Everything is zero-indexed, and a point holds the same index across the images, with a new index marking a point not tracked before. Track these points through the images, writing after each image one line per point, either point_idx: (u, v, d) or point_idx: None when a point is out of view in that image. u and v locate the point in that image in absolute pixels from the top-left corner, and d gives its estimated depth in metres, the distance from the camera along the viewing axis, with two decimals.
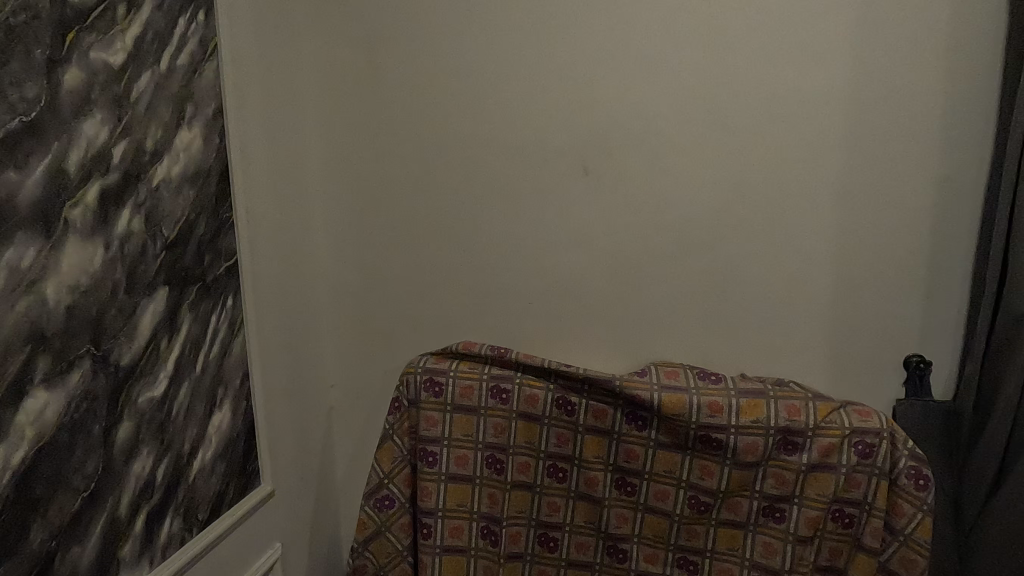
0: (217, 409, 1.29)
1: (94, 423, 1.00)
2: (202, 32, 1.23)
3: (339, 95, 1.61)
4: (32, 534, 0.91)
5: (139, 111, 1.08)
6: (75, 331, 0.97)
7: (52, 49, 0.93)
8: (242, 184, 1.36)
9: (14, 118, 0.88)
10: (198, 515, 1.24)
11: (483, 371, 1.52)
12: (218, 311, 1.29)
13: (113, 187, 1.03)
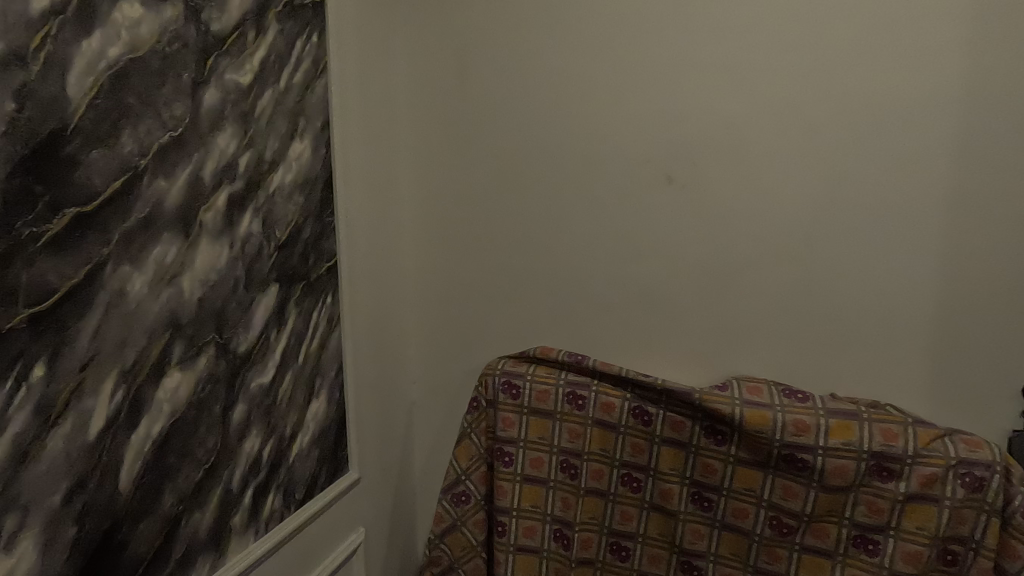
0: (314, 398, 1.39)
1: (214, 403, 1.12)
2: (315, 51, 1.35)
3: (430, 106, 1.70)
4: (165, 497, 1.03)
5: (261, 125, 1.21)
6: (202, 321, 1.09)
7: (196, 72, 1.06)
8: (343, 190, 1.47)
9: (166, 133, 1.01)
10: (295, 493, 1.35)
11: (559, 376, 1.55)
12: (319, 307, 1.40)
13: (238, 193, 1.16)
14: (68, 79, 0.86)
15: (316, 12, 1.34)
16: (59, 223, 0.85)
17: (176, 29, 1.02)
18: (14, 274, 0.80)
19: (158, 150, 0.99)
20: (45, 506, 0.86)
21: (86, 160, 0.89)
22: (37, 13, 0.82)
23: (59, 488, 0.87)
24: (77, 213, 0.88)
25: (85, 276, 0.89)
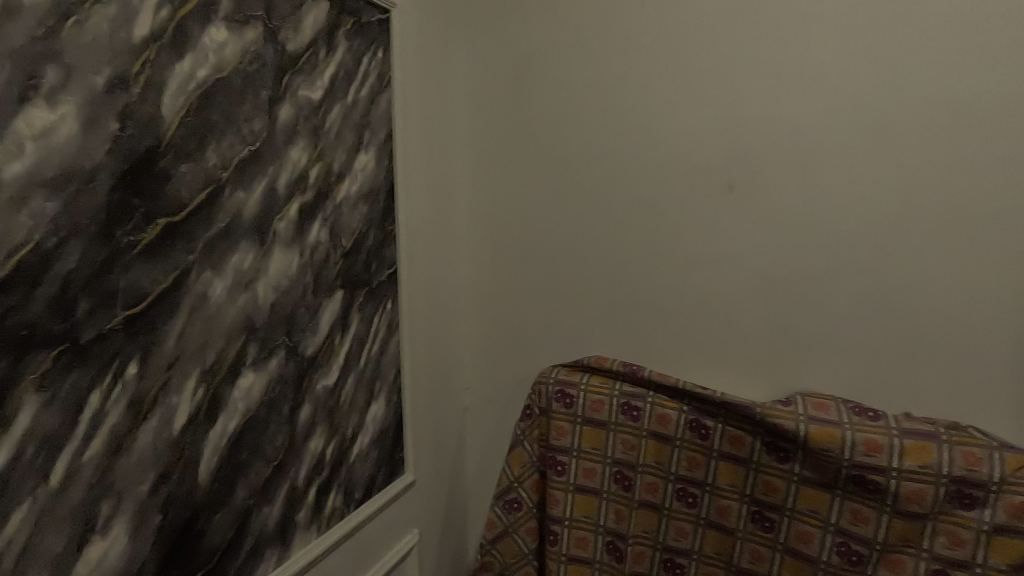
0: (374, 401, 1.44)
1: (283, 403, 1.18)
2: (381, 67, 1.40)
3: (487, 117, 1.73)
4: (237, 491, 1.09)
5: (330, 138, 1.27)
6: (274, 324, 1.15)
7: (273, 90, 1.12)
8: (404, 199, 1.52)
9: (245, 148, 1.07)
10: (355, 493, 1.39)
11: (614, 386, 1.54)
12: (380, 312, 1.44)
13: (308, 204, 1.22)
14: (162, 99, 0.93)
15: (382, 29, 1.40)
16: (152, 232, 0.92)
17: (257, 50, 1.09)
18: (113, 279, 0.87)
19: (238, 164, 1.06)
20: (134, 495, 0.92)
21: (176, 174, 0.95)
22: (138, 39, 0.89)
23: (147, 479, 0.94)
24: (167, 222, 0.94)
25: (173, 281, 0.96)
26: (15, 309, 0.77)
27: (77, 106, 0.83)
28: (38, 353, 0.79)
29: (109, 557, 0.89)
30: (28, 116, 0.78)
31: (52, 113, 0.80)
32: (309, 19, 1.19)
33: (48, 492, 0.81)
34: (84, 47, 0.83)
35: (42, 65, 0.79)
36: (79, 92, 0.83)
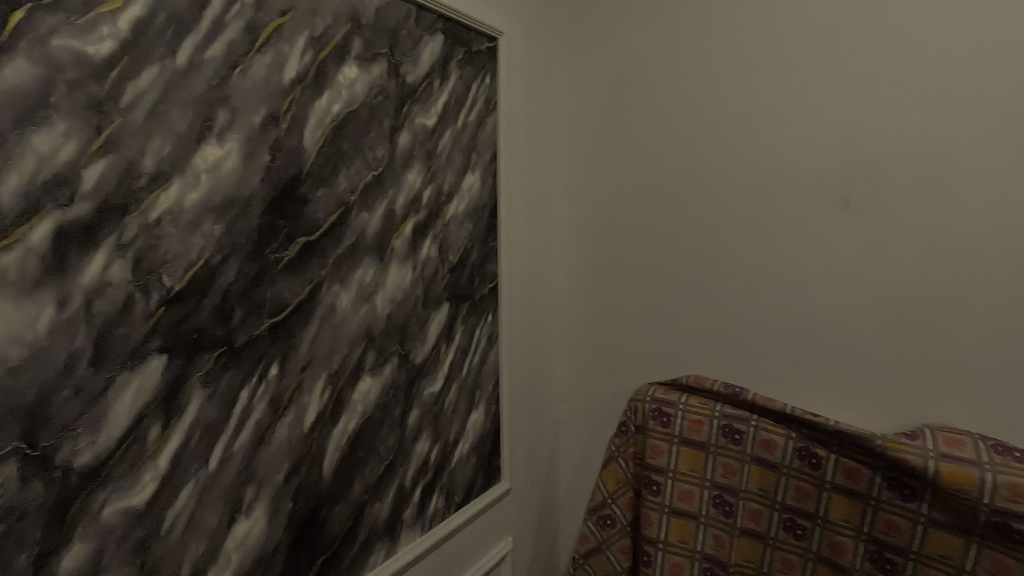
0: (474, 409, 1.50)
1: (395, 407, 1.27)
2: (488, 92, 1.48)
3: (586, 135, 1.76)
4: (354, 486, 1.19)
5: (441, 161, 1.35)
6: (389, 334, 1.25)
7: (394, 119, 1.23)
8: (506, 216, 1.58)
9: (370, 172, 1.18)
10: (455, 496, 1.46)
11: (714, 408, 1.50)
12: (481, 325, 1.51)
13: (421, 222, 1.31)
14: (304, 133, 1.06)
15: (490, 56, 1.48)
16: (293, 250, 1.05)
17: (382, 84, 1.19)
18: (262, 291, 1.00)
19: (363, 188, 1.17)
20: (272, 482, 1.04)
21: (313, 198, 1.08)
22: (288, 82, 1.02)
23: (282, 469, 1.05)
24: (305, 241, 1.06)
25: (308, 293, 1.08)
26: (189, 316, 0.90)
27: (239, 142, 0.96)
28: (205, 354, 0.93)
29: (251, 535, 1.01)
30: (203, 152, 0.91)
31: (221, 149, 0.93)
32: (427, 52, 1.29)
33: (208, 474, 0.94)
34: (246, 92, 0.96)
35: (214, 109, 0.92)
36: (241, 130, 0.96)
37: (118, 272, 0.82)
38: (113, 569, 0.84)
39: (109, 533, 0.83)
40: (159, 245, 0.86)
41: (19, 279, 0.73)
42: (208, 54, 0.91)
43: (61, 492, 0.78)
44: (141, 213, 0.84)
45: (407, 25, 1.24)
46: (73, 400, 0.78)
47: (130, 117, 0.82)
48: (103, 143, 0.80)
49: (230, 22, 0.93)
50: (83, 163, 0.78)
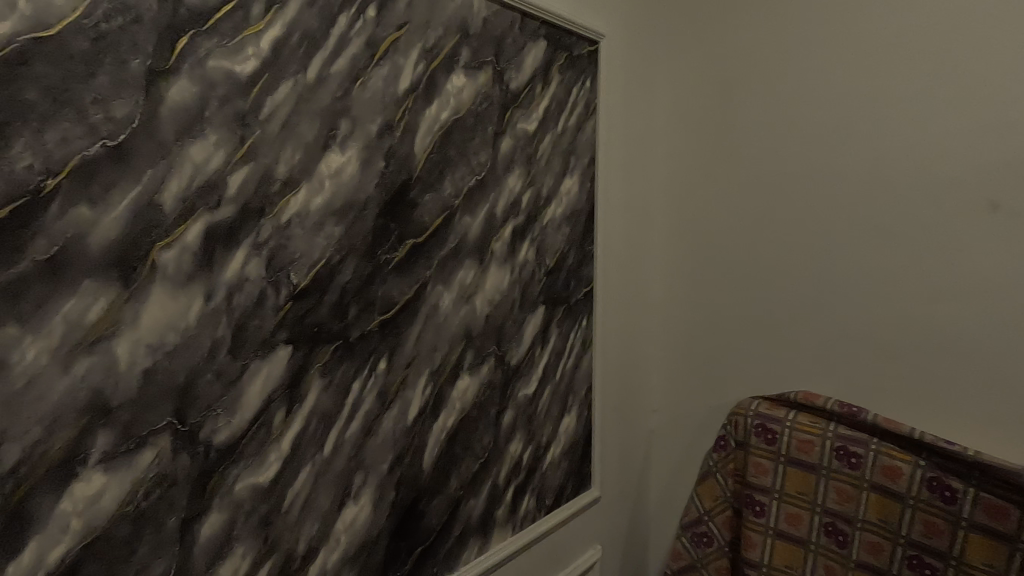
0: (566, 413, 1.50)
1: (491, 406, 1.30)
2: (588, 95, 1.48)
3: (687, 135, 1.70)
4: (451, 480, 1.22)
5: (541, 165, 1.37)
6: (487, 334, 1.28)
7: (497, 125, 1.26)
8: (603, 220, 1.56)
9: (473, 177, 1.22)
10: (546, 499, 1.46)
11: (827, 428, 1.39)
12: (576, 328, 1.50)
13: (520, 226, 1.33)
14: (415, 140, 1.11)
15: (591, 59, 1.47)
16: (402, 251, 1.10)
17: (487, 91, 1.23)
18: (374, 289, 1.06)
19: (467, 192, 1.21)
20: (377, 471, 1.09)
21: (421, 202, 1.13)
22: (402, 92, 1.08)
23: (387, 459, 1.11)
24: (413, 243, 1.12)
25: (414, 293, 1.13)
26: (311, 311, 0.98)
27: (358, 150, 1.02)
28: (323, 346, 1.00)
29: (358, 519, 1.07)
30: (327, 160, 0.98)
31: (342, 156, 1.00)
32: (530, 58, 1.31)
33: (323, 459, 1.01)
34: (365, 103, 1.03)
35: (337, 119, 0.99)
36: (360, 138, 1.03)
37: (254, 269, 0.91)
38: (242, 538, 0.92)
39: (240, 506, 0.91)
40: (288, 245, 0.94)
41: (176, 274, 0.83)
42: (333, 68, 0.98)
43: (203, 464, 0.87)
44: (274, 216, 0.92)
45: (512, 32, 1.27)
46: (215, 383, 0.87)
47: (267, 128, 0.91)
48: (246, 152, 0.88)
49: (353, 38, 1.00)
50: (228, 170, 0.87)
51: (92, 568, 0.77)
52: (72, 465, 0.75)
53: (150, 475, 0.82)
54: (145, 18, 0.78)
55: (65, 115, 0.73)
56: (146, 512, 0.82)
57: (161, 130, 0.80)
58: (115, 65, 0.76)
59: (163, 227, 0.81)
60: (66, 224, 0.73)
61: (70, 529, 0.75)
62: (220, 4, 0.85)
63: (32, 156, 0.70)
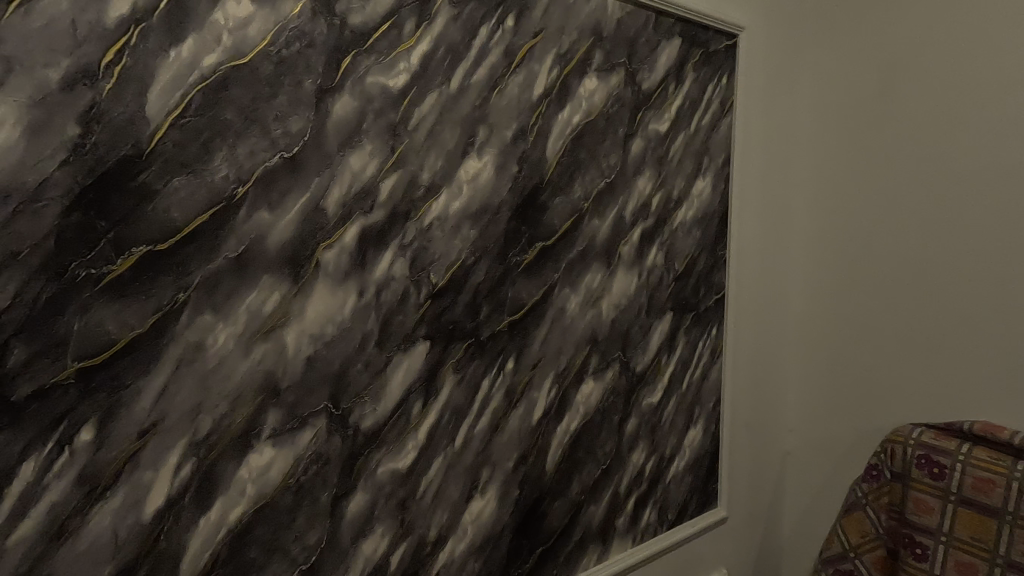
0: (692, 425, 1.43)
1: (614, 413, 1.27)
2: (724, 92, 1.40)
3: (837, 129, 1.56)
4: (573, 484, 1.22)
5: (672, 166, 1.32)
6: (612, 339, 1.26)
7: (628, 127, 1.24)
8: (738, 223, 1.48)
9: (603, 180, 1.21)
10: (668, 514, 1.40)
11: (1012, 467, 1.20)
12: (705, 337, 1.43)
13: (649, 229, 1.29)
14: (547, 144, 1.13)
15: (728, 54, 1.39)
16: (532, 254, 1.12)
17: (618, 93, 1.21)
18: (505, 291, 1.09)
19: (596, 195, 1.20)
20: (503, 468, 1.12)
21: (552, 206, 1.14)
22: (536, 97, 1.10)
23: (513, 456, 1.13)
24: (543, 246, 1.13)
25: (542, 295, 1.14)
26: (447, 310, 1.03)
27: (494, 155, 1.06)
28: (457, 343, 1.04)
29: (483, 513, 1.10)
30: (466, 165, 1.03)
31: (479, 162, 1.04)
32: (664, 57, 1.27)
33: (454, 451, 1.06)
34: (501, 110, 1.06)
35: (476, 127, 1.03)
36: (496, 144, 1.06)
37: (400, 269, 0.97)
38: (382, 519, 0.99)
39: (381, 488, 0.98)
40: (429, 246, 1.00)
41: (335, 271, 0.91)
42: (474, 78, 1.02)
43: (352, 447, 0.95)
44: (418, 219, 0.98)
45: (646, 32, 1.24)
46: (363, 373, 0.95)
47: (414, 137, 0.97)
48: (395, 160, 0.95)
49: (492, 48, 1.04)
50: (380, 177, 0.94)
51: (261, 530, 0.88)
52: (248, 438, 0.86)
53: (308, 453, 0.91)
54: (317, 43, 0.87)
55: (253, 131, 0.83)
56: (305, 486, 0.91)
57: (327, 142, 0.89)
58: (293, 85, 0.86)
59: (326, 230, 0.90)
60: (251, 227, 0.84)
61: (246, 494, 0.86)
62: (378, 24, 0.92)
63: (228, 168, 0.81)
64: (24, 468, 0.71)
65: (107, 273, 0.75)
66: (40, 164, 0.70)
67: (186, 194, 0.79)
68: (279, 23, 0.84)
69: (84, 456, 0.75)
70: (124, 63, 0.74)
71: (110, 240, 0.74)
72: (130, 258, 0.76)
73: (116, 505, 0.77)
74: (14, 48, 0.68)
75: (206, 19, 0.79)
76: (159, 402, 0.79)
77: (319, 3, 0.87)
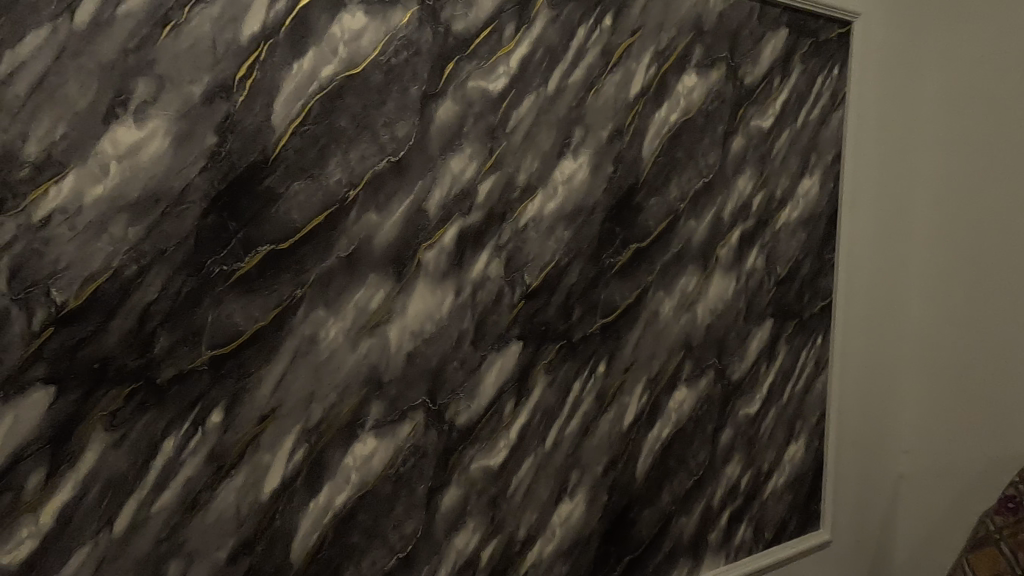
0: (793, 440, 1.34)
1: (708, 422, 1.22)
2: (835, 84, 1.31)
3: (965, 123, 1.41)
4: (664, 494, 1.18)
5: (776, 164, 1.25)
6: (708, 345, 1.21)
7: (729, 124, 1.18)
8: (848, 227, 1.37)
9: (701, 180, 1.16)
10: (765, 532, 1.33)
11: None
12: (809, 346, 1.34)
13: (749, 231, 1.23)
14: (644, 144, 1.10)
15: (840, 44, 1.30)
16: (625, 255, 1.10)
17: (719, 88, 1.16)
18: (598, 293, 1.08)
19: (694, 195, 1.16)
20: (592, 472, 1.11)
21: (647, 206, 1.11)
22: (633, 97, 1.08)
23: (602, 461, 1.12)
24: (637, 247, 1.11)
25: (635, 298, 1.12)
26: (540, 310, 1.03)
27: (589, 156, 1.05)
28: (549, 344, 1.05)
29: (572, 516, 1.10)
30: (561, 166, 1.03)
31: (575, 163, 1.04)
32: (769, 49, 1.21)
33: (544, 452, 1.06)
34: (598, 110, 1.05)
35: (572, 127, 1.03)
36: (592, 144, 1.05)
37: (495, 269, 0.99)
38: (474, 514, 1.01)
39: (473, 484, 1.00)
40: (524, 247, 1.01)
41: (435, 271, 0.94)
42: (571, 78, 1.02)
43: (447, 442, 0.97)
44: (514, 220, 0.99)
45: (750, 24, 1.18)
46: (459, 370, 0.97)
47: (512, 139, 0.98)
48: (493, 162, 0.97)
49: (590, 47, 1.03)
50: (478, 178, 0.96)
51: (363, 516, 0.92)
52: (354, 428, 0.90)
53: (407, 445, 0.94)
54: (423, 50, 0.91)
55: (364, 137, 0.88)
56: (403, 476, 0.94)
57: (430, 146, 0.92)
58: (400, 92, 0.90)
59: (427, 230, 0.93)
60: (360, 228, 0.88)
61: (350, 481, 0.91)
62: (480, 30, 0.94)
63: (341, 172, 0.86)
64: (165, 445, 0.80)
65: (236, 270, 0.81)
66: (184, 171, 0.78)
67: (304, 198, 0.85)
68: (389, 32, 0.88)
69: (214, 437, 0.82)
70: (255, 77, 0.81)
71: (240, 240, 0.81)
72: (256, 257, 0.82)
73: (239, 483, 0.84)
74: (165, 67, 0.76)
75: (325, 33, 0.84)
76: (277, 390, 0.85)
77: (426, 11, 0.90)
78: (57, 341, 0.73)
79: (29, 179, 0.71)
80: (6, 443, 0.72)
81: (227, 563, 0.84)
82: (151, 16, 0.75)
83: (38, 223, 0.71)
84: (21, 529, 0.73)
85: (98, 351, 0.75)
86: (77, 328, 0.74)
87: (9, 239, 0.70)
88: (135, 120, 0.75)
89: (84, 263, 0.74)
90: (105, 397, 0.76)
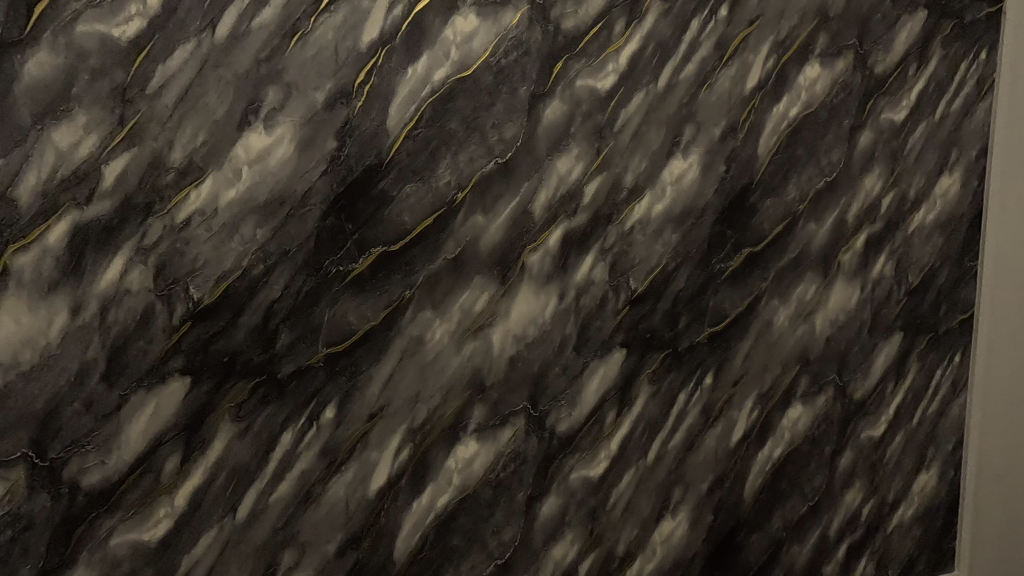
0: (924, 468, 1.20)
1: (827, 443, 1.12)
2: (983, 70, 1.16)
3: None
4: (774, 518, 1.10)
5: (909, 162, 1.13)
6: (827, 359, 1.11)
7: (856, 117, 1.08)
8: (995, 229, 1.21)
9: (823, 179, 1.07)
10: (888, 568, 1.20)
11: None
12: (944, 365, 1.20)
13: (877, 234, 1.12)
14: (760, 141, 1.03)
15: (990, 25, 1.15)
16: (738, 260, 1.03)
17: (846, 79, 1.07)
18: (706, 300, 1.02)
19: (814, 196, 1.07)
20: (696, 490, 1.04)
21: (762, 208, 1.04)
22: (749, 91, 1.01)
23: (708, 479, 1.05)
24: (750, 252, 1.04)
25: (746, 306, 1.04)
26: (645, 317, 0.99)
27: (699, 155, 0.99)
28: (654, 353, 1.00)
29: (674, 535, 1.04)
30: (670, 166, 0.98)
31: (685, 162, 0.99)
32: (903, 35, 1.09)
33: (646, 466, 1.01)
34: (710, 106, 0.99)
35: (683, 125, 0.98)
36: (703, 143, 0.99)
37: (600, 273, 0.95)
38: (573, 526, 0.98)
39: (572, 494, 0.97)
40: (630, 250, 0.97)
41: (539, 274, 0.92)
42: (683, 74, 0.97)
43: (548, 449, 0.95)
44: (620, 222, 0.96)
45: (882, 7, 1.07)
46: (561, 376, 0.95)
47: (620, 139, 0.95)
48: (600, 162, 0.94)
49: (704, 40, 0.97)
50: (585, 180, 0.93)
51: (464, 519, 0.92)
52: (456, 431, 0.90)
53: (508, 450, 0.93)
54: (532, 50, 0.89)
55: (473, 139, 0.87)
56: (503, 482, 0.93)
57: (537, 147, 0.90)
58: (509, 93, 0.89)
59: (532, 233, 0.91)
60: (467, 230, 0.88)
61: (452, 483, 0.91)
62: (590, 27, 0.91)
63: (450, 174, 0.87)
64: (284, 438, 0.83)
65: (351, 271, 0.84)
66: (306, 175, 0.81)
67: (415, 200, 0.85)
68: (499, 33, 0.88)
69: (327, 432, 0.85)
70: (372, 82, 0.83)
71: (355, 241, 0.83)
72: (370, 257, 0.84)
73: (349, 479, 0.86)
74: (293, 75, 0.79)
75: (438, 37, 0.85)
76: (385, 390, 0.87)
77: (536, 11, 0.89)
78: (193, 335, 0.78)
79: (174, 183, 0.76)
80: (149, 427, 0.78)
81: (336, 556, 0.87)
82: (280, 27, 0.78)
83: (180, 224, 0.76)
84: (159, 508, 0.79)
85: (228, 345, 0.80)
86: (210, 323, 0.79)
87: (156, 239, 0.76)
88: (264, 127, 0.79)
89: (218, 262, 0.78)
90: (233, 388, 0.80)
